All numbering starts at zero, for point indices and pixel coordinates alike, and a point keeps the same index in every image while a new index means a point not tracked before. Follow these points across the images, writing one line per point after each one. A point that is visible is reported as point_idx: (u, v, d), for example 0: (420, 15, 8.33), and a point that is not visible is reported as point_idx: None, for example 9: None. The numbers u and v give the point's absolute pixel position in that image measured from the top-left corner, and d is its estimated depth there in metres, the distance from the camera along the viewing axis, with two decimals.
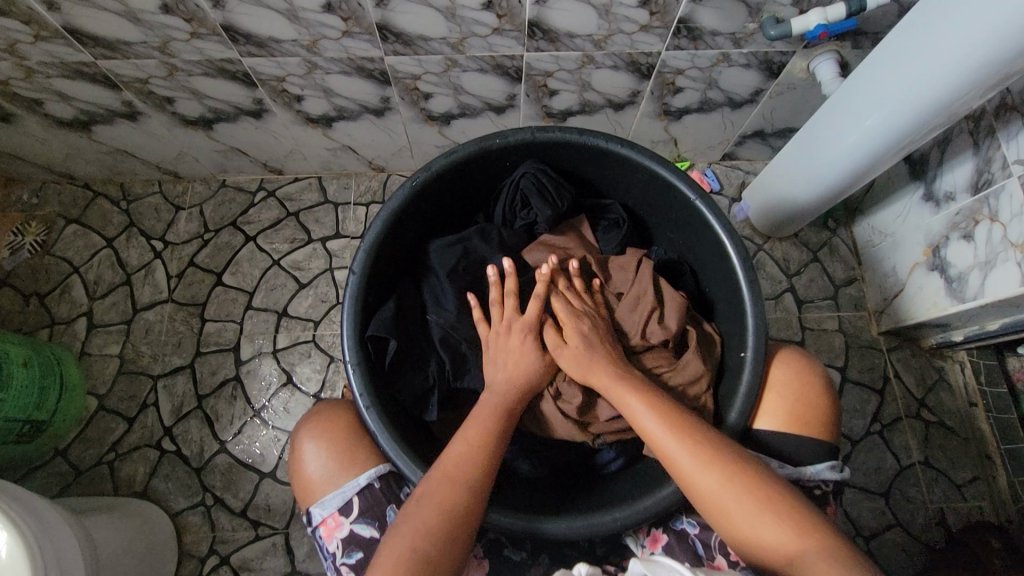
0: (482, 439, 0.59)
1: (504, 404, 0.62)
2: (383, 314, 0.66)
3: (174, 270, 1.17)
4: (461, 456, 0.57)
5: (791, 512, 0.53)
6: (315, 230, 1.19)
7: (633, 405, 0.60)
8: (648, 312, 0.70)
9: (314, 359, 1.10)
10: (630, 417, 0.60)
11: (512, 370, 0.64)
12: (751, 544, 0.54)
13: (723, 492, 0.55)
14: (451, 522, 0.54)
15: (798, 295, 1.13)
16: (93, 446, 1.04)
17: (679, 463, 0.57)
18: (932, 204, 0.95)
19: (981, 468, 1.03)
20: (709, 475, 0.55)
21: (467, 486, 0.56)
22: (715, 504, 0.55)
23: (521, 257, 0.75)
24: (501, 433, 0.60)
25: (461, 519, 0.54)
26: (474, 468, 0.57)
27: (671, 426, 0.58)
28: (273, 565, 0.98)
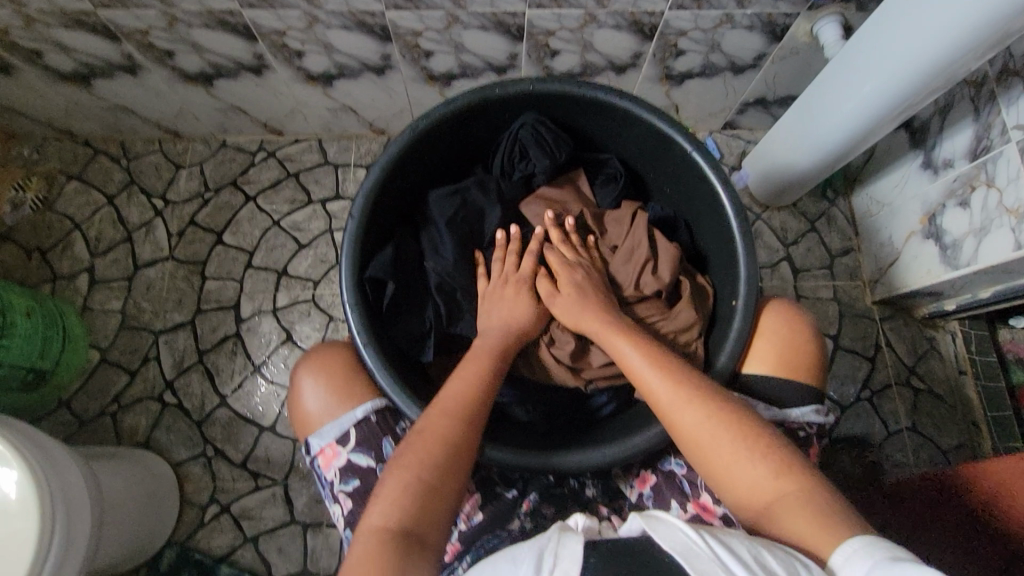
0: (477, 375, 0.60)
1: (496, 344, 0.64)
2: (382, 258, 0.68)
3: (175, 228, 1.18)
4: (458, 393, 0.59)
5: (769, 452, 0.54)
6: (315, 191, 1.19)
7: (623, 347, 0.62)
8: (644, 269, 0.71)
9: (313, 318, 1.11)
10: (618, 360, 0.62)
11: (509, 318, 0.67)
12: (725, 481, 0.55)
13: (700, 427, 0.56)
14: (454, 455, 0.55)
15: (794, 264, 1.14)
16: (96, 398, 1.06)
17: (661, 397, 0.58)
18: (931, 172, 0.95)
19: (968, 435, 1.04)
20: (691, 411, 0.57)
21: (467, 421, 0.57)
22: (696, 442, 0.56)
23: (520, 211, 0.77)
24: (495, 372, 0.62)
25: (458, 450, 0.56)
26: (469, 402, 0.58)
27: (660, 366, 0.60)
28: (272, 514, 1.00)
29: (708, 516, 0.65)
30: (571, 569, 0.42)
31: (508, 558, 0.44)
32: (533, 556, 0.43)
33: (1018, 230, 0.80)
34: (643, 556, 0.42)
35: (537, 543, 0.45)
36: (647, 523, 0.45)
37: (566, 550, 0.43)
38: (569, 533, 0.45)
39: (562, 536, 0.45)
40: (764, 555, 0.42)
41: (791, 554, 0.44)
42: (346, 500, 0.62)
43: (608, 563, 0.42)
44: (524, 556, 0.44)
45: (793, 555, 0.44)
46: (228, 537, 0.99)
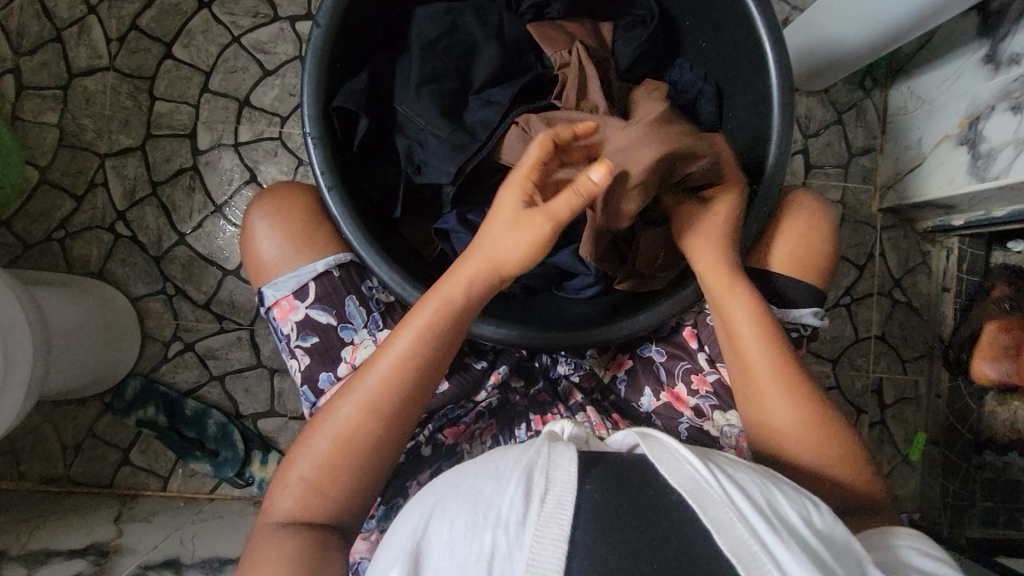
0: (434, 341, 0.55)
1: (474, 299, 0.57)
2: (354, 84, 0.61)
3: (114, 31, 0.99)
4: (404, 365, 0.55)
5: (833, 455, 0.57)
6: (283, 6, 1.00)
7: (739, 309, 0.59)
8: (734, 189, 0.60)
9: (280, 160, 1.00)
10: (732, 328, 0.60)
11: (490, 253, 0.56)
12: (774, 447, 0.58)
13: (780, 398, 0.58)
14: (386, 431, 0.55)
15: (809, 159, 1.05)
16: (40, 221, 0.97)
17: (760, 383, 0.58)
18: (991, 68, 0.84)
19: (929, 348, 1.07)
20: (774, 382, 0.58)
21: (409, 396, 0.55)
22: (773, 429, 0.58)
23: (527, 31, 0.65)
24: (453, 338, 0.57)
25: (392, 431, 0.55)
26: (413, 377, 0.55)
27: (772, 346, 0.59)
28: (238, 357, 0.99)
29: (680, 406, 0.67)
30: (564, 494, 0.39)
31: (493, 471, 0.42)
32: (522, 474, 0.40)
33: None
34: (644, 489, 0.41)
35: (525, 458, 0.43)
36: (651, 451, 0.44)
37: (559, 472, 0.41)
38: (560, 448, 0.43)
39: (553, 450, 0.43)
40: (771, 495, 0.41)
41: (798, 491, 0.43)
42: (303, 356, 0.61)
43: (606, 494, 0.40)
44: (512, 472, 0.41)
45: (799, 491, 0.43)
46: (194, 373, 0.98)
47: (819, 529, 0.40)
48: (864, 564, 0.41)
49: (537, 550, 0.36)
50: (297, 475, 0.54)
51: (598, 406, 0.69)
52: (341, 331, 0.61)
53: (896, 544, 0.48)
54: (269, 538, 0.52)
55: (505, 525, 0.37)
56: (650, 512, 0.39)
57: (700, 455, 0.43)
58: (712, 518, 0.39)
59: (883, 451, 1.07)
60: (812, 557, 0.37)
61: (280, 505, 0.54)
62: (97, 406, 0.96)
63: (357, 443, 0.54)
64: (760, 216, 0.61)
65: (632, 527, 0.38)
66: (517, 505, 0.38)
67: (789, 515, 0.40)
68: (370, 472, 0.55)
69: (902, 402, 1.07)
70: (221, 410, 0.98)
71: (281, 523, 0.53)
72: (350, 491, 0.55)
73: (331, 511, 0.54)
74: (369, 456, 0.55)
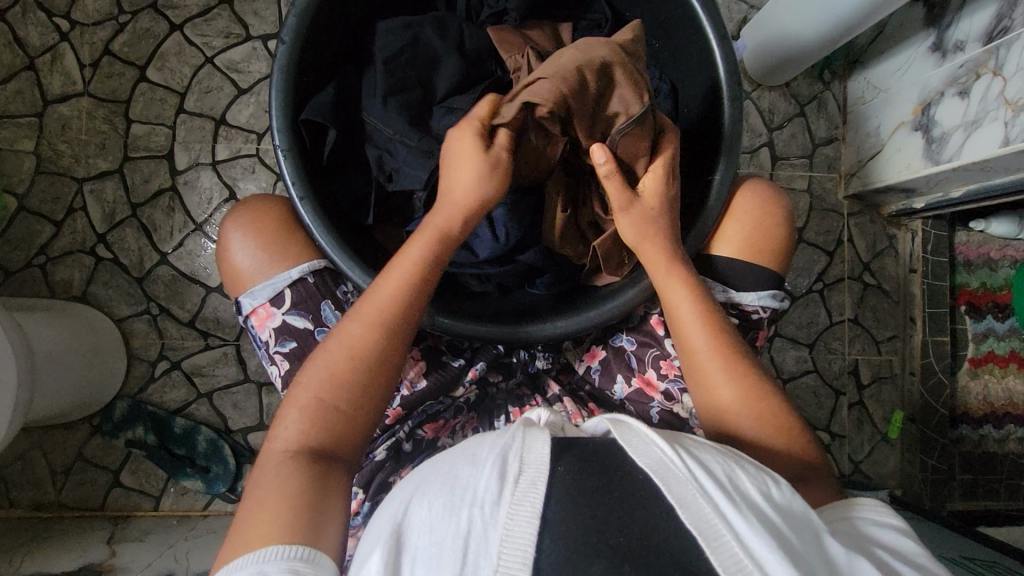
0: (422, 282, 0.58)
1: (454, 237, 0.60)
2: (321, 98, 0.63)
3: (87, 57, 1.00)
4: (393, 306, 0.57)
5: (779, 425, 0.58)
6: (255, 25, 1.02)
7: (677, 290, 0.61)
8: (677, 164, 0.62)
9: (258, 176, 1.01)
10: (671, 308, 0.62)
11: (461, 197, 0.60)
12: (716, 414, 0.60)
13: (719, 366, 0.60)
14: (379, 367, 0.57)
15: (775, 151, 1.08)
16: (20, 248, 0.98)
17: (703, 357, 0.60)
18: (938, 56, 0.88)
19: (902, 328, 1.10)
20: (710, 356, 0.60)
21: (401, 337, 0.58)
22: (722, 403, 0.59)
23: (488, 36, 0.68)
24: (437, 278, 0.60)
25: (367, 393, 0.56)
26: (403, 316, 0.58)
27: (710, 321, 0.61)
28: (225, 373, 0.99)
29: (651, 391, 0.69)
30: (538, 476, 0.41)
31: (469, 456, 0.44)
32: (498, 458, 0.42)
33: (1011, 125, 0.76)
34: (613, 467, 0.43)
35: (499, 442, 0.44)
36: (621, 435, 0.46)
37: (532, 454, 0.43)
38: (534, 433, 0.45)
39: (527, 434, 0.45)
40: (733, 471, 0.43)
41: (760, 467, 0.45)
42: (283, 361, 0.63)
43: (577, 474, 0.42)
44: (487, 456, 0.43)
45: (761, 467, 0.45)
46: (181, 392, 0.99)
47: (779, 504, 0.42)
48: (823, 534, 0.42)
49: (510, 527, 0.38)
50: (299, 404, 0.55)
51: (575, 396, 0.71)
52: (318, 335, 0.63)
53: (854, 515, 0.50)
54: (275, 467, 0.51)
55: (480, 505, 0.39)
56: (617, 490, 0.41)
57: (668, 438, 0.45)
58: (677, 495, 0.40)
59: (863, 431, 1.09)
60: (769, 529, 0.39)
61: (284, 438, 0.53)
62: (85, 429, 0.96)
63: (354, 376, 0.56)
64: (717, 205, 0.64)
65: (600, 502, 0.40)
66: (491, 485, 0.40)
67: (749, 491, 0.42)
68: (366, 412, 0.56)
69: (879, 382, 1.10)
70: (210, 426, 0.98)
71: (288, 452, 0.52)
72: (346, 430, 0.55)
73: (333, 445, 0.54)
74: (329, 435, 0.54)
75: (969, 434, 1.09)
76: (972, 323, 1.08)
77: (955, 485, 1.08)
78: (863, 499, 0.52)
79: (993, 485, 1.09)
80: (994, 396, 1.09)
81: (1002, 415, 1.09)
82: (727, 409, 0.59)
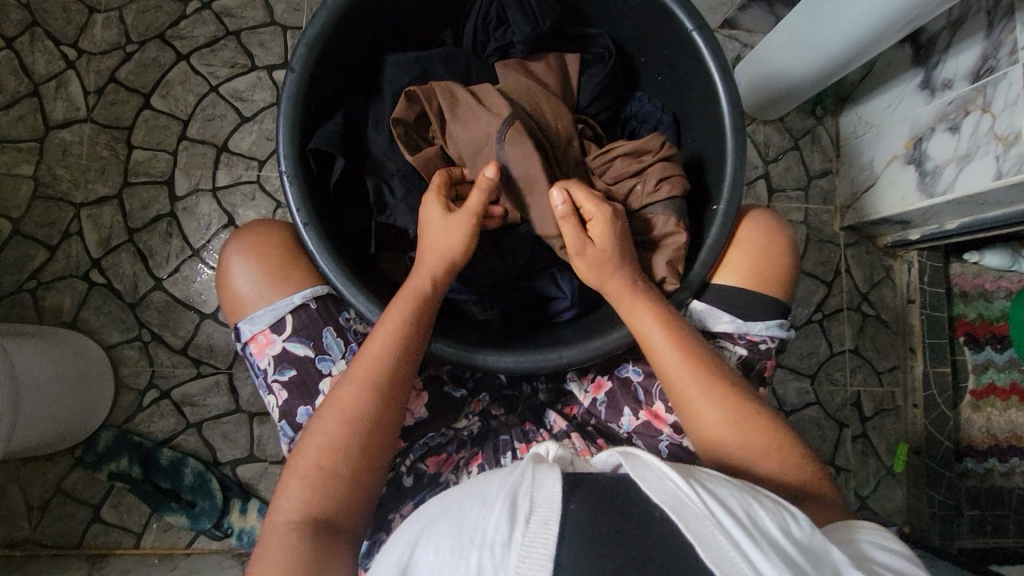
0: (417, 326, 0.58)
1: (442, 282, 0.60)
2: (329, 128, 0.64)
3: (93, 85, 1.01)
4: (391, 353, 0.56)
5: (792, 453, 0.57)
6: (260, 56, 1.04)
7: (647, 325, 0.61)
8: (625, 153, 0.68)
9: (258, 203, 1.01)
10: (645, 340, 0.61)
11: (444, 246, 0.60)
12: (701, 428, 0.59)
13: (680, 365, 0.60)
14: (379, 422, 0.55)
15: (771, 183, 1.10)
16: (11, 272, 0.96)
17: (684, 386, 0.60)
18: (927, 93, 0.91)
19: (903, 359, 1.10)
20: (696, 388, 0.59)
21: (398, 386, 0.57)
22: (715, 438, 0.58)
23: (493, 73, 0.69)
24: (430, 323, 0.59)
25: (369, 450, 0.54)
26: (401, 363, 0.57)
27: (688, 355, 0.60)
28: (216, 402, 0.97)
29: (659, 424, 0.67)
30: (547, 516, 0.39)
31: (479, 495, 0.42)
32: (507, 496, 0.40)
33: (1002, 158, 0.78)
34: (626, 504, 0.40)
35: (509, 480, 0.42)
36: (632, 469, 0.43)
37: (543, 493, 0.40)
38: (544, 470, 0.43)
39: (537, 472, 0.43)
40: (749, 506, 0.40)
41: (777, 502, 0.42)
42: (281, 391, 0.61)
43: (589, 511, 0.39)
44: (497, 494, 0.41)
45: (779, 503, 0.42)
46: (170, 422, 0.95)
47: (800, 542, 0.39)
48: (845, 569, 0.39)
49: (522, 570, 0.36)
50: (298, 471, 0.53)
51: (582, 432, 0.70)
52: (319, 363, 0.61)
53: (858, 538, 0.47)
54: (280, 541, 0.49)
55: (489, 547, 0.37)
56: (633, 527, 0.38)
57: (680, 470, 0.43)
58: (693, 530, 0.38)
59: (868, 464, 1.07)
60: (790, 566, 0.37)
61: (286, 508, 0.51)
62: (67, 461, 0.93)
63: (353, 434, 0.54)
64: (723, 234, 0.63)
65: (614, 541, 0.38)
66: (501, 526, 0.38)
67: (769, 528, 0.39)
68: (368, 469, 0.54)
69: (883, 414, 1.09)
70: (198, 458, 0.95)
71: (291, 522, 0.50)
72: (349, 494, 0.53)
73: (339, 509, 0.52)
74: (334, 500, 0.52)
75: (974, 468, 1.08)
76: (972, 354, 1.08)
77: (963, 521, 1.06)
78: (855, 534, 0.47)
79: (1001, 521, 1.07)
80: (997, 429, 1.08)
81: (1006, 448, 1.08)
82: (700, 413, 0.59)
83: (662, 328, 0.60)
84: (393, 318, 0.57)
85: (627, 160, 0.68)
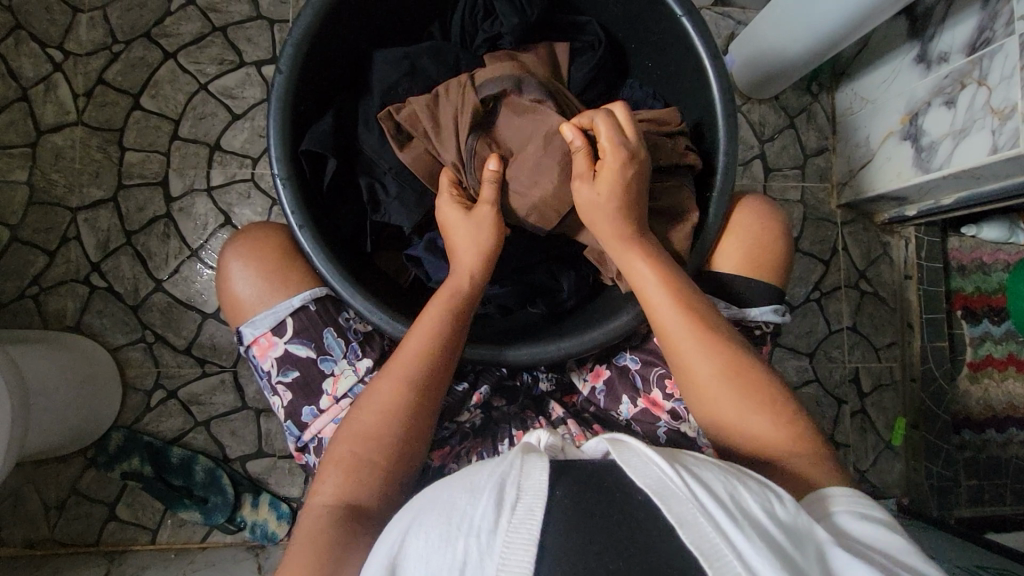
0: (453, 321, 0.59)
1: (481, 278, 0.62)
2: (319, 128, 0.64)
3: (81, 87, 1.00)
4: (430, 346, 0.58)
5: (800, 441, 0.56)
6: (248, 51, 1.02)
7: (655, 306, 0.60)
8: (645, 119, 0.67)
9: (254, 201, 1.01)
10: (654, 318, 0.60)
11: (479, 241, 0.61)
12: (707, 407, 0.59)
13: (700, 347, 0.59)
14: (413, 413, 0.56)
15: (767, 162, 1.09)
16: (12, 279, 0.97)
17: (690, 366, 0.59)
18: (924, 67, 0.90)
19: (901, 335, 1.10)
20: (705, 370, 0.58)
21: (432, 378, 0.58)
22: (721, 418, 0.58)
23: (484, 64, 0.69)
24: (465, 320, 0.60)
25: (405, 442, 0.56)
26: (437, 358, 0.58)
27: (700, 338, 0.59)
28: (222, 400, 0.98)
29: (657, 410, 0.68)
30: (534, 503, 0.39)
31: (467, 484, 0.42)
32: (495, 485, 0.40)
33: (998, 133, 0.78)
34: (611, 489, 0.40)
35: (497, 470, 0.42)
36: (619, 456, 0.43)
37: (530, 480, 0.40)
38: (532, 458, 0.42)
39: (525, 462, 0.42)
40: (735, 489, 0.41)
41: (763, 483, 0.43)
42: (285, 392, 0.62)
43: (576, 496, 0.39)
44: (485, 484, 0.41)
45: (764, 483, 0.43)
46: (177, 421, 0.97)
47: (784, 522, 0.40)
48: (826, 547, 0.41)
49: (506, 555, 0.36)
50: (337, 457, 0.55)
51: (579, 418, 0.71)
52: (321, 364, 0.62)
53: (835, 511, 0.48)
54: (315, 522, 0.51)
55: (476, 534, 0.37)
56: (618, 513, 0.38)
57: (667, 455, 0.43)
58: (676, 514, 0.38)
59: (867, 439, 1.09)
60: (773, 548, 0.38)
61: (323, 492, 0.54)
62: (80, 462, 0.94)
63: (390, 426, 0.56)
64: (716, 222, 0.64)
65: (600, 525, 0.38)
66: (488, 513, 0.38)
67: (753, 510, 0.40)
68: (402, 458, 0.56)
69: (881, 389, 1.10)
70: (208, 455, 0.97)
71: (326, 506, 0.52)
72: (384, 482, 0.55)
73: (371, 497, 0.54)
74: (374, 484, 0.54)
75: (971, 439, 1.09)
76: (969, 327, 1.09)
77: (961, 491, 1.07)
78: (833, 505, 0.48)
79: (998, 490, 1.08)
80: (994, 400, 1.09)
81: (1003, 418, 1.09)
82: (718, 400, 0.58)
83: (675, 309, 0.59)
84: (432, 314, 0.59)
85: (647, 127, 0.67)
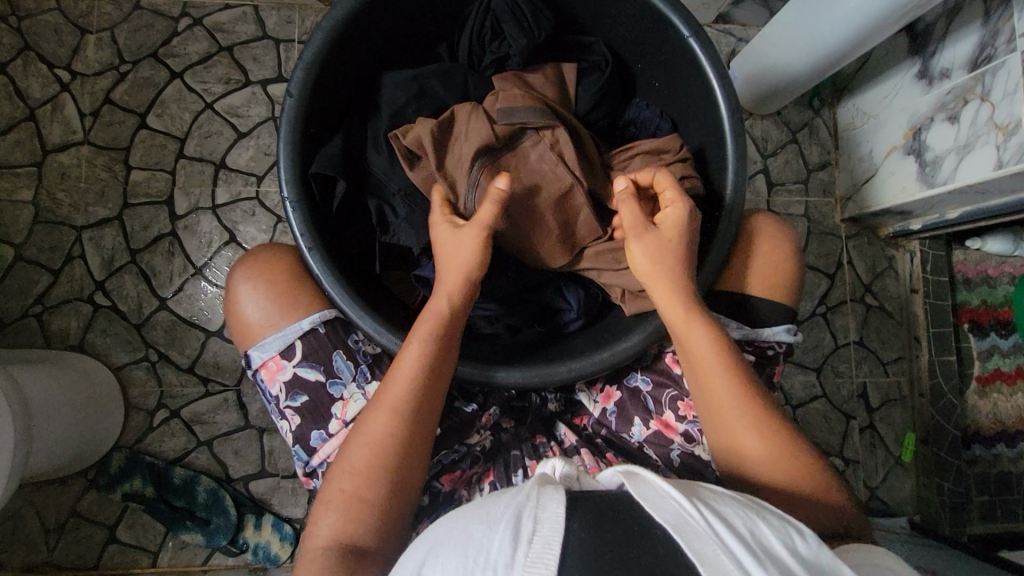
0: (440, 347, 0.58)
1: (462, 303, 0.61)
2: (329, 150, 0.64)
3: (87, 107, 1.01)
4: (418, 375, 0.57)
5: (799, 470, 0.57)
6: (254, 70, 1.03)
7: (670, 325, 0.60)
8: (644, 151, 0.69)
9: (259, 218, 1.01)
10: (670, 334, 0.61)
11: (461, 264, 0.60)
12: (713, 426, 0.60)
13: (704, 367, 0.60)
14: (405, 444, 0.55)
15: (770, 177, 1.10)
16: (16, 298, 0.96)
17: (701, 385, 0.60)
18: (926, 83, 0.90)
19: (908, 348, 1.10)
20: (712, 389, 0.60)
21: (423, 407, 0.57)
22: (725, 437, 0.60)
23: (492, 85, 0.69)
24: (452, 346, 0.59)
25: (397, 476, 0.55)
26: (425, 387, 0.57)
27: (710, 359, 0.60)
28: (226, 419, 0.97)
29: (670, 433, 0.68)
30: (551, 536, 0.38)
31: (484, 515, 0.41)
32: (509, 517, 0.39)
33: (1003, 148, 0.78)
34: (629, 524, 0.39)
35: (513, 501, 0.41)
36: (636, 488, 0.42)
37: (547, 513, 0.39)
38: (548, 491, 0.42)
39: (541, 494, 0.41)
40: (755, 525, 0.40)
41: (784, 518, 0.42)
42: (294, 416, 0.62)
43: (593, 530, 0.38)
44: (501, 515, 0.40)
45: (785, 518, 0.42)
46: (181, 440, 0.96)
47: (806, 559, 0.39)
48: None
49: None
50: (330, 496, 0.54)
51: (592, 446, 0.70)
52: (330, 387, 0.62)
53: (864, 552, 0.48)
54: (312, 566, 0.50)
55: (492, 567, 0.36)
56: (636, 548, 0.38)
57: (685, 489, 0.42)
58: (697, 551, 0.37)
59: (876, 455, 1.08)
60: None
61: (319, 532, 0.53)
62: (80, 483, 0.93)
63: (381, 460, 0.54)
64: (727, 241, 0.63)
65: (621, 566, 0.37)
66: (505, 547, 0.37)
67: (775, 547, 0.39)
68: (397, 492, 0.55)
69: (889, 404, 1.09)
70: (211, 475, 0.95)
71: (323, 547, 0.52)
72: (380, 519, 0.53)
73: (369, 533, 0.53)
74: (368, 520, 0.53)
75: (982, 454, 1.08)
76: (977, 341, 1.08)
77: (973, 507, 1.06)
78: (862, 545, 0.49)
79: (1010, 506, 1.07)
80: (1004, 414, 1.08)
81: (1013, 433, 1.08)
82: (722, 421, 0.59)
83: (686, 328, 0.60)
84: (416, 342, 0.58)
85: (646, 159, 0.69)
